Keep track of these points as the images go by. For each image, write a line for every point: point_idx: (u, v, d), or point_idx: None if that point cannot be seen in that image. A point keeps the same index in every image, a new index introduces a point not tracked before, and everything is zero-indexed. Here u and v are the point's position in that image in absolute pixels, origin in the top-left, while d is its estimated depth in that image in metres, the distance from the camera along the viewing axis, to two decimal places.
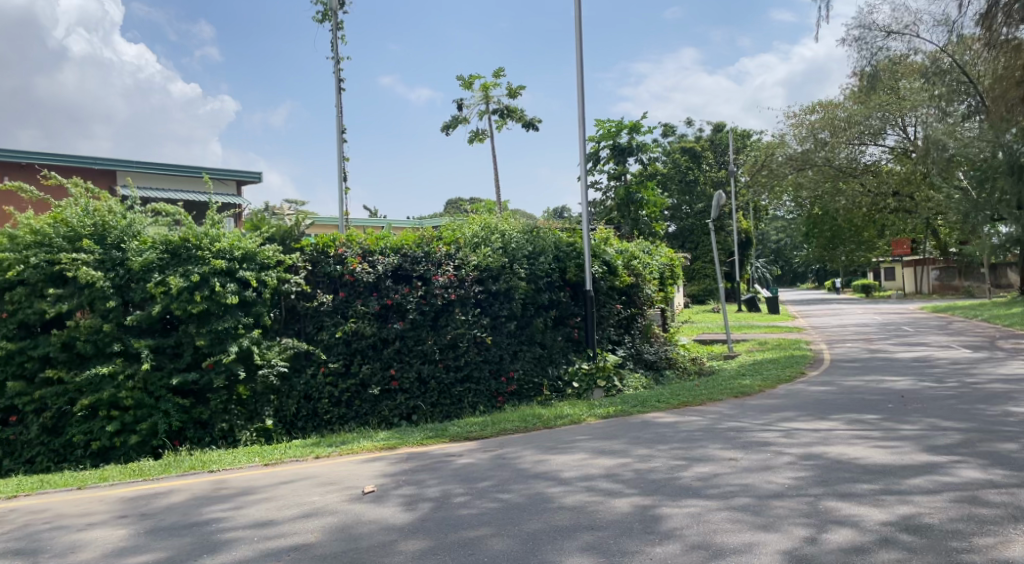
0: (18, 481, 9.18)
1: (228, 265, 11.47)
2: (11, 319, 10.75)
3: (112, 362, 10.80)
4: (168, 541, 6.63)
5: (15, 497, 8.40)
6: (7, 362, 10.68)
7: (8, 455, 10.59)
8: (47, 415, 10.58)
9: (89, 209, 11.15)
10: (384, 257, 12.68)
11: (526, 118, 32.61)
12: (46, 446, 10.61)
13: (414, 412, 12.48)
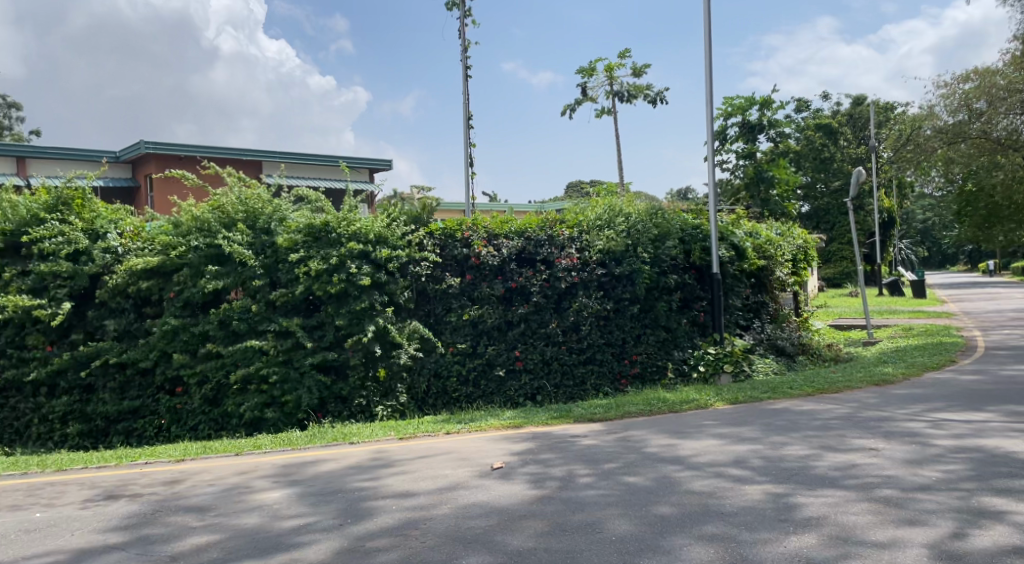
0: (183, 447, 9.86)
1: (364, 248, 11.89)
2: (177, 298, 11.42)
3: (263, 340, 11.43)
4: (314, 506, 6.98)
5: (182, 460, 9.05)
6: (172, 339, 11.35)
7: (174, 422, 11.34)
8: (208, 387, 11.28)
9: (242, 197, 11.80)
10: (509, 240, 12.78)
11: (652, 94, 32.02)
12: (207, 415, 11.32)
13: (538, 393, 12.64)
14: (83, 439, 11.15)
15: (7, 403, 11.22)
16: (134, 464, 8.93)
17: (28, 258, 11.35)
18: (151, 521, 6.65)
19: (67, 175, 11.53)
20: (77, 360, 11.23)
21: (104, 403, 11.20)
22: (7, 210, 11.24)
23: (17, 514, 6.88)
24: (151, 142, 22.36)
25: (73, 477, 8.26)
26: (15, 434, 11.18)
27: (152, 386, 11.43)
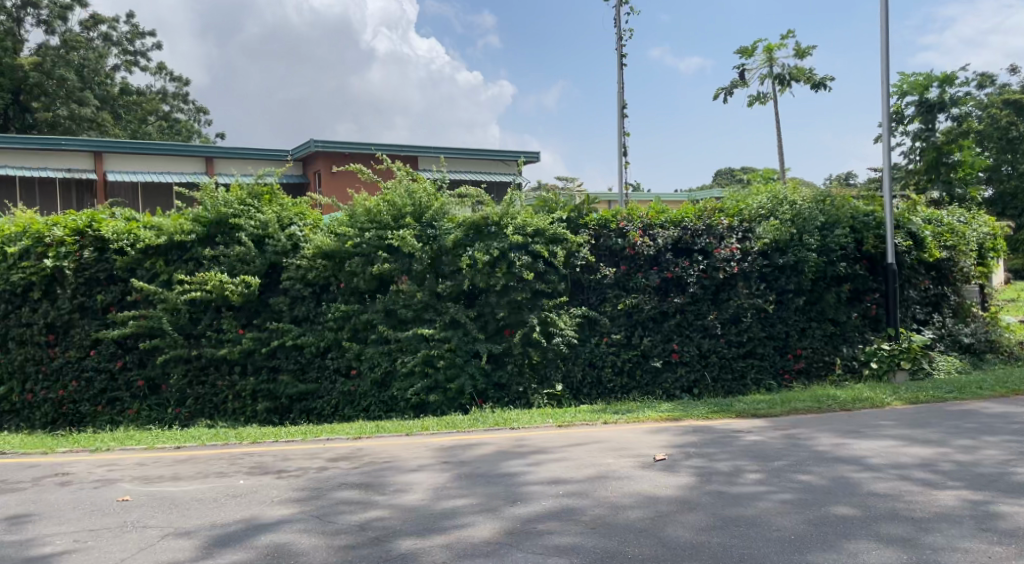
0: (358, 426, 10.35)
1: (523, 239, 12.05)
2: (348, 285, 12.05)
3: (429, 327, 11.84)
4: (487, 488, 7.19)
5: (360, 437, 9.60)
6: (344, 324, 11.94)
7: (349, 403, 11.79)
8: (378, 370, 11.68)
9: (412, 191, 12.22)
10: (664, 229, 12.55)
11: (816, 79, 30.51)
12: (377, 396, 11.72)
13: (695, 385, 12.38)
14: (270, 416, 11.68)
15: (206, 382, 11.79)
16: (317, 440, 9.46)
17: (222, 244, 11.99)
18: (334, 493, 7.05)
19: (258, 173, 12.32)
20: (261, 340, 11.80)
21: (289, 382, 11.73)
22: (205, 201, 11.90)
23: (222, 480, 7.50)
24: (321, 141, 23.65)
25: (267, 449, 8.91)
26: (213, 409, 11.77)
27: (330, 368, 11.89)
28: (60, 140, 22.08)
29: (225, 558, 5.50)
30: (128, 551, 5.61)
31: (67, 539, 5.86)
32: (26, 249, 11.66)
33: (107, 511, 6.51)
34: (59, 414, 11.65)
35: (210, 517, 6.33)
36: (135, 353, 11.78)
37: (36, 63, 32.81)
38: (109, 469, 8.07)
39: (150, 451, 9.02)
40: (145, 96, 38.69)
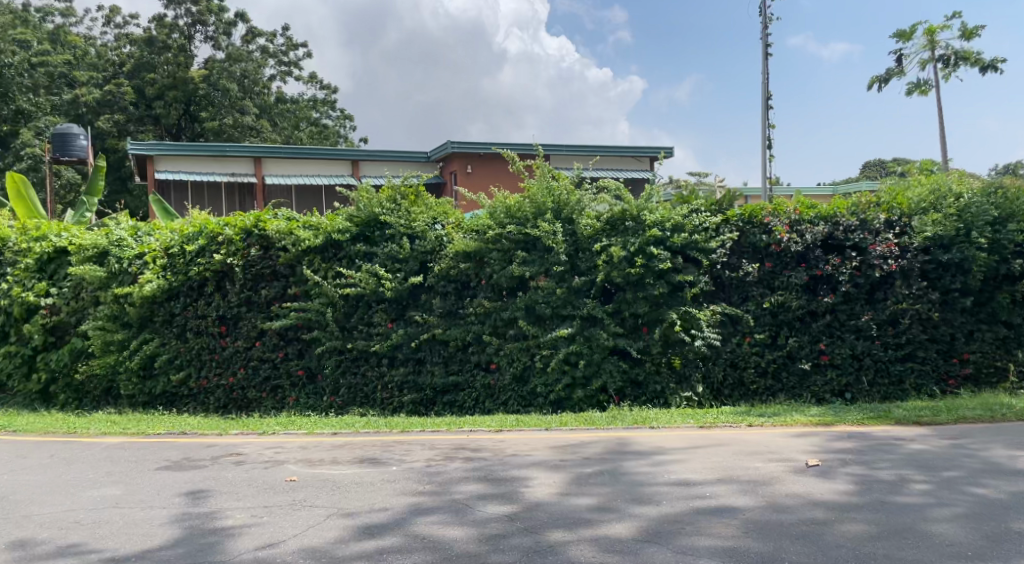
0: (499, 419, 10.54)
1: (663, 234, 11.85)
2: (492, 284, 12.14)
3: (568, 325, 11.77)
4: (636, 485, 7.13)
5: (500, 430, 9.71)
6: (487, 319, 12.13)
7: (488, 397, 11.99)
8: (516, 366, 11.84)
9: (551, 187, 12.11)
10: (813, 225, 11.94)
11: (984, 62, 28.39)
12: (516, 391, 11.90)
13: (848, 389, 11.78)
14: (415, 408, 12.09)
15: (358, 371, 12.26)
16: (461, 430, 9.69)
17: (373, 243, 12.52)
18: (480, 482, 7.17)
19: (404, 174, 12.64)
20: (409, 335, 12.18)
21: (433, 375, 12.10)
22: (359, 201, 12.39)
23: (376, 466, 7.82)
24: (456, 142, 24.18)
25: (417, 438, 9.23)
26: (363, 398, 12.21)
27: (471, 363, 12.15)
28: (223, 147, 23.65)
29: (387, 540, 5.72)
30: (298, 528, 5.94)
31: (245, 514, 6.27)
32: (201, 248, 12.57)
33: (277, 490, 6.94)
34: (229, 400, 12.43)
35: (371, 500, 6.61)
36: (295, 344, 12.45)
37: (203, 76, 35.30)
38: (276, 451, 8.60)
39: (311, 435, 9.57)
40: (299, 103, 40.83)
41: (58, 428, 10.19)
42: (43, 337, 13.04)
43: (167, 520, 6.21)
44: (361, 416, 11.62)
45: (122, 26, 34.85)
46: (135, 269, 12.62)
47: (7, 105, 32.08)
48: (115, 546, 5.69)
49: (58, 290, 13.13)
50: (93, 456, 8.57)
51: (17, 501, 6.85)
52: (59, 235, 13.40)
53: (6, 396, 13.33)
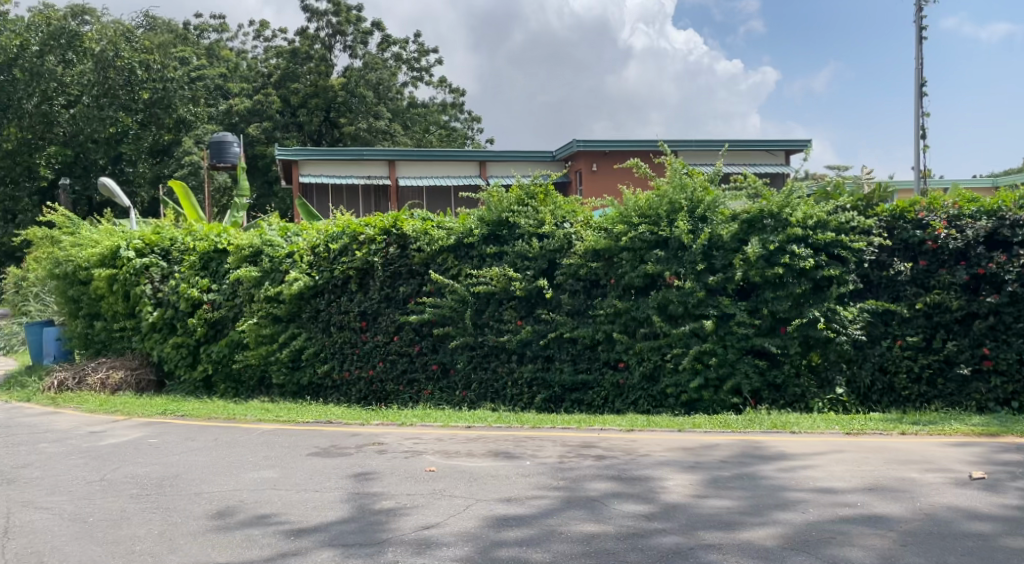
0: (630, 418, 10.48)
1: (804, 232, 11.38)
2: (619, 283, 11.99)
3: (701, 323, 11.44)
4: (780, 490, 6.94)
5: (632, 430, 9.66)
6: (617, 319, 11.95)
7: (618, 396, 11.93)
8: (646, 364, 11.67)
9: (684, 184, 11.88)
10: (975, 220, 11.12)
11: None
12: (646, 390, 11.75)
13: (1016, 398, 10.79)
14: (545, 405, 12.15)
15: (488, 366, 12.47)
16: (592, 428, 9.73)
17: (505, 241, 12.67)
18: (616, 481, 7.15)
19: (534, 173, 12.74)
20: (538, 332, 12.27)
21: (561, 372, 12.11)
22: (490, 203, 12.56)
23: (512, 460, 7.96)
24: (582, 141, 24.17)
25: (551, 435, 9.32)
26: (494, 393, 12.40)
27: (600, 360, 12.09)
28: (361, 151, 24.59)
29: (530, 530, 5.81)
30: (444, 516, 6.13)
31: (392, 500, 6.54)
32: (345, 247, 13.18)
33: (420, 479, 7.19)
34: (369, 392, 12.95)
35: (513, 493, 6.74)
36: (429, 339, 12.77)
37: (343, 83, 36.87)
38: (415, 442, 8.91)
39: (446, 427, 9.86)
40: (430, 107, 41.96)
41: (220, 414, 10.97)
42: (204, 330, 14.04)
43: (321, 502, 6.55)
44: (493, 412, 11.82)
45: (270, 40, 36.88)
46: (285, 267, 13.36)
47: (168, 115, 34.37)
48: (276, 523, 6.06)
49: (219, 287, 14.10)
50: (250, 441, 9.17)
51: (187, 479, 7.44)
52: (219, 235, 14.42)
53: (174, 384, 14.50)
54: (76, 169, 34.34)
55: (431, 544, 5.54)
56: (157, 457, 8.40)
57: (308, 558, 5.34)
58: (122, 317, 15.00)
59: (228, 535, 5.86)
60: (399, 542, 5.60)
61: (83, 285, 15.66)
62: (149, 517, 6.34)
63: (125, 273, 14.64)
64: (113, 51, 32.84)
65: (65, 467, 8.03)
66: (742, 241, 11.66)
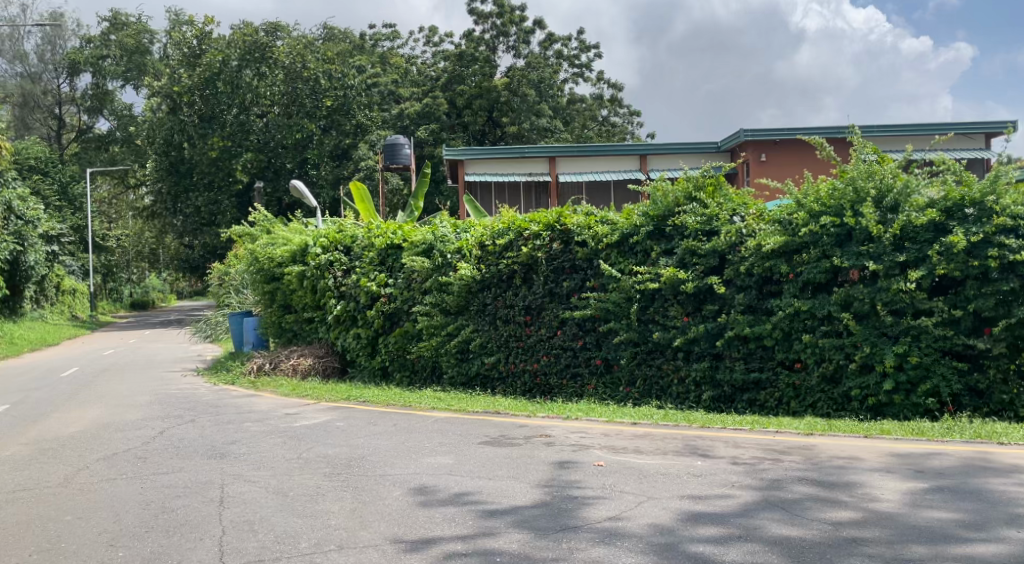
0: (808, 421, 10.21)
1: (1015, 222, 10.14)
2: (797, 279, 11.13)
3: (896, 324, 10.45)
4: (977, 500, 6.52)
5: (811, 434, 9.37)
6: (794, 319, 11.10)
7: (795, 397, 11.22)
8: (827, 365, 10.83)
9: (872, 171, 10.86)
10: None
11: None
12: (827, 394, 10.96)
13: None
14: (715, 405, 11.72)
15: (652, 363, 12.27)
16: (765, 432, 9.49)
17: (670, 238, 12.35)
18: (791, 484, 6.98)
19: (704, 166, 12.33)
20: (709, 333, 11.77)
21: (731, 371, 11.58)
22: (654, 195, 12.39)
23: (682, 458, 7.98)
24: (749, 130, 23.56)
25: (721, 435, 9.23)
26: (660, 391, 12.21)
27: (775, 360, 11.39)
28: (523, 149, 25.11)
29: (708, 526, 5.83)
30: (622, 509, 6.26)
31: (566, 491, 6.77)
32: (510, 242, 13.54)
33: (589, 473, 7.37)
34: (534, 385, 13.28)
35: (689, 490, 6.77)
36: (592, 334, 12.83)
37: (506, 83, 37.77)
38: (583, 436, 9.11)
39: (611, 423, 9.99)
40: (591, 103, 42.17)
41: (397, 401, 11.69)
42: (381, 321, 14.93)
43: (499, 490, 6.88)
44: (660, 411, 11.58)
45: (439, 44, 38.20)
46: (454, 261, 14.07)
47: (348, 120, 36.52)
48: (460, 506, 6.44)
49: (394, 280, 14.89)
50: (426, 428, 9.74)
51: (373, 462, 8.01)
52: (394, 232, 15.22)
53: (356, 370, 15.56)
54: (268, 173, 36.85)
55: (610, 534, 5.69)
56: (344, 440, 9.10)
57: (492, 540, 5.63)
58: (310, 309, 16.27)
59: (416, 514, 6.30)
60: (578, 530, 5.80)
61: (277, 281, 17.09)
62: (343, 494, 6.92)
63: (312, 268, 15.88)
64: (301, 64, 36.05)
65: (267, 445, 8.87)
66: (939, 232, 10.51)
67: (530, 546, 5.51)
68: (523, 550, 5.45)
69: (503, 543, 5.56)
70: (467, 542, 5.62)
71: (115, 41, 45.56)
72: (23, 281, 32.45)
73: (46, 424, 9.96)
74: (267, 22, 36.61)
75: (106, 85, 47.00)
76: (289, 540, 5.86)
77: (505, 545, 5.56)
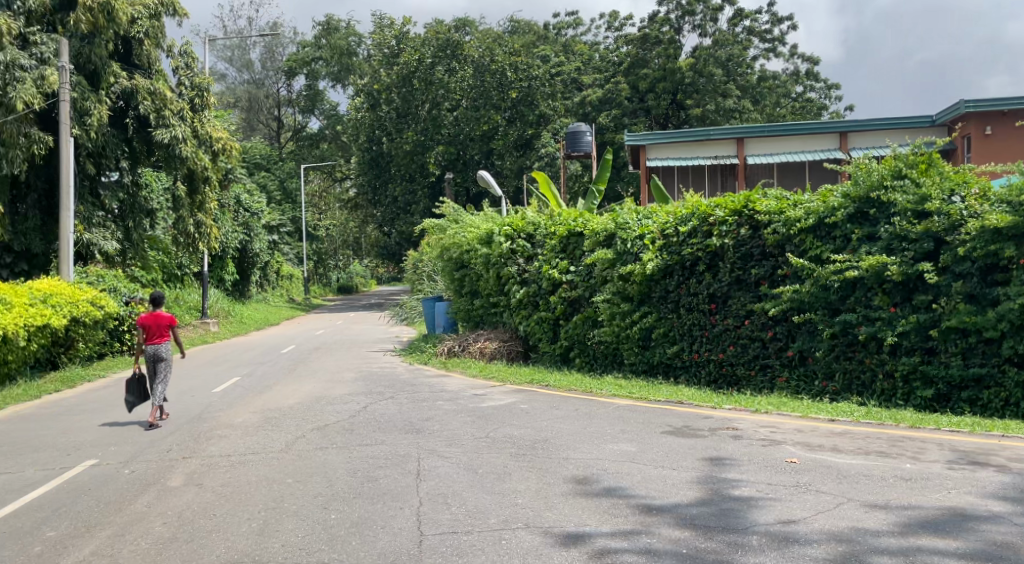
0: None
1: None
2: None
3: None
4: None
5: None
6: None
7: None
8: None
9: None
10: None
11: None
12: None
13: None
14: (927, 404, 10.82)
15: (853, 357, 11.53)
16: (988, 435, 8.98)
17: (876, 220, 11.48)
18: (1010, 493, 6.62)
19: (915, 141, 11.39)
20: (921, 326, 10.80)
21: (945, 367, 10.60)
22: (856, 175, 11.57)
23: (886, 460, 7.77)
24: (969, 101, 21.85)
25: (926, 437, 8.84)
26: (862, 386, 11.50)
27: (1000, 356, 10.25)
28: (708, 131, 24.62)
29: (908, 535, 5.71)
30: (809, 511, 6.26)
31: (752, 488, 6.86)
32: (694, 229, 13.31)
33: (782, 470, 7.39)
34: (719, 374, 13.10)
35: (892, 495, 6.62)
36: (784, 325, 12.30)
37: (691, 64, 36.89)
38: (772, 430, 9.06)
39: (805, 419, 9.82)
40: (785, 79, 40.40)
41: (578, 386, 12.08)
42: (563, 308, 15.39)
43: (682, 482, 7.06)
44: (862, 408, 10.91)
45: (622, 29, 37.90)
46: (636, 249, 14.04)
47: (531, 111, 37.17)
48: (641, 496, 6.70)
49: (576, 267, 15.25)
50: (609, 414, 10.06)
51: (559, 445, 8.44)
52: (575, 220, 15.54)
53: (537, 356, 16.22)
54: (458, 164, 38.53)
55: (792, 536, 5.74)
56: (530, 422, 9.59)
57: (674, 533, 5.86)
58: (495, 294, 17.08)
59: (599, 501, 6.63)
60: (760, 529, 5.90)
61: (465, 268, 18.14)
62: (529, 475, 7.37)
63: (498, 255, 16.67)
64: (489, 57, 37.16)
65: (458, 423, 9.52)
66: None
67: (710, 543, 5.68)
68: (706, 544, 5.64)
69: (684, 537, 5.77)
70: (650, 533, 5.89)
71: (325, 43, 48.73)
72: (251, 267, 35.85)
73: (269, 395, 11.20)
74: (456, 19, 38.16)
75: (315, 86, 50.75)
76: (480, 515, 6.36)
77: (686, 539, 5.76)
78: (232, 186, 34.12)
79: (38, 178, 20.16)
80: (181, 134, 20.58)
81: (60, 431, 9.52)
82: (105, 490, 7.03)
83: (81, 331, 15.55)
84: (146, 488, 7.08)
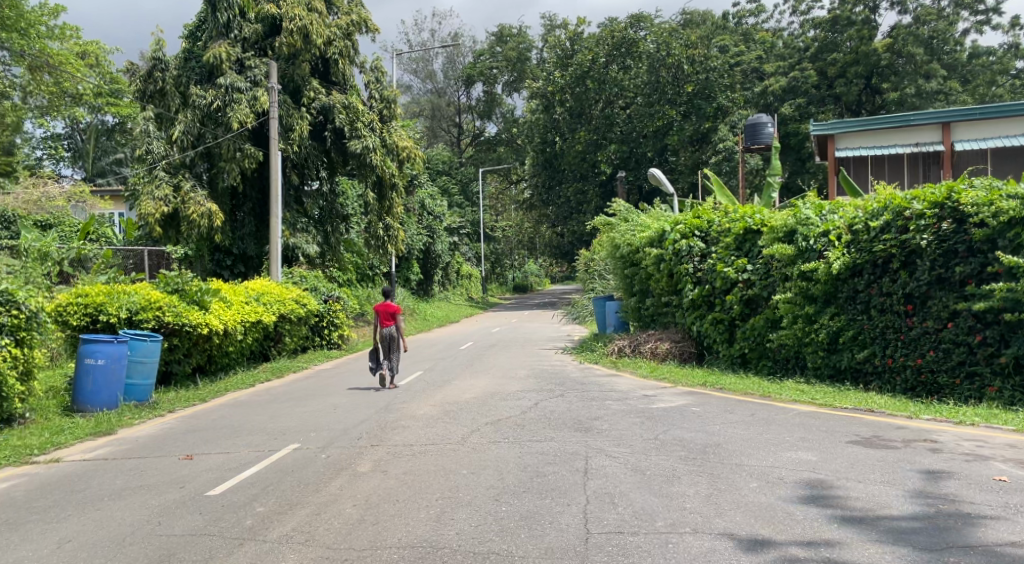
0: None
1: None
2: None
3: None
4: None
5: None
6: None
7: None
8: None
9: None
10: None
11: None
12: None
13: None
14: None
15: None
16: None
17: None
18: None
19: None
20: None
21: None
22: None
23: None
24: None
25: None
26: None
27: None
28: (909, 117, 23.04)
29: None
30: (1016, 535, 5.95)
31: (949, 506, 6.59)
32: (887, 224, 12.59)
33: (987, 489, 7.02)
34: (917, 382, 12.21)
35: None
36: (996, 329, 11.23)
37: (888, 45, 34.53)
38: (977, 445, 8.56)
39: (1018, 433, 9.16)
40: (1001, 54, 36.80)
41: (755, 391, 11.91)
42: (740, 308, 15.15)
43: (867, 495, 6.91)
44: None
45: (809, 12, 36.07)
46: (820, 246, 13.54)
47: (709, 104, 36.36)
48: (820, 508, 6.64)
49: (753, 266, 14.94)
50: (788, 421, 9.88)
51: (733, 451, 8.45)
52: (752, 216, 15.22)
53: (713, 356, 16.03)
54: (631, 163, 38.48)
55: None
56: (702, 425, 9.63)
57: (858, 549, 5.80)
58: (668, 294, 17.10)
59: (774, 510, 6.65)
60: (954, 553, 5.70)
61: (635, 267, 18.28)
62: (700, 479, 7.48)
63: (670, 253, 16.67)
64: (665, 51, 36.76)
65: (628, 423, 9.73)
66: None
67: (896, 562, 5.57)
68: None
69: (869, 556, 5.69)
70: (830, 547, 5.87)
71: (500, 51, 50.18)
72: (433, 267, 37.73)
73: (449, 389, 11.92)
74: (631, 15, 37.98)
75: (494, 92, 52.29)
76: (646, 517, 6.56)
77: (869, 556, 5.68)
78: (417, 191, 35.96)
79: (252, 188, 22.20)
80: (372, 143, 21.98)
81: (269, 418, 10.69)
82: (305, 473, 7.88)
83: (287, 326, 17.13)
84: (340, 472, 7.87)
